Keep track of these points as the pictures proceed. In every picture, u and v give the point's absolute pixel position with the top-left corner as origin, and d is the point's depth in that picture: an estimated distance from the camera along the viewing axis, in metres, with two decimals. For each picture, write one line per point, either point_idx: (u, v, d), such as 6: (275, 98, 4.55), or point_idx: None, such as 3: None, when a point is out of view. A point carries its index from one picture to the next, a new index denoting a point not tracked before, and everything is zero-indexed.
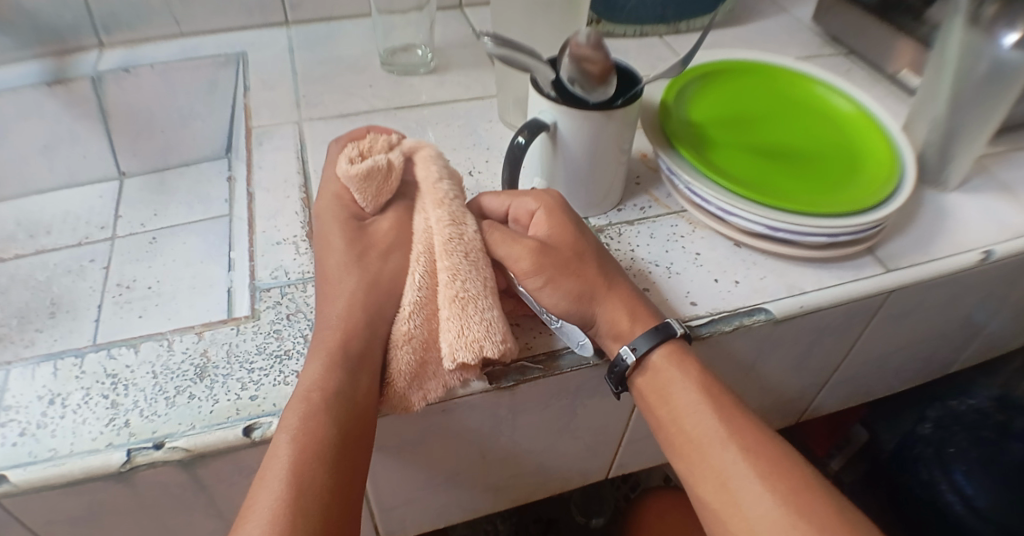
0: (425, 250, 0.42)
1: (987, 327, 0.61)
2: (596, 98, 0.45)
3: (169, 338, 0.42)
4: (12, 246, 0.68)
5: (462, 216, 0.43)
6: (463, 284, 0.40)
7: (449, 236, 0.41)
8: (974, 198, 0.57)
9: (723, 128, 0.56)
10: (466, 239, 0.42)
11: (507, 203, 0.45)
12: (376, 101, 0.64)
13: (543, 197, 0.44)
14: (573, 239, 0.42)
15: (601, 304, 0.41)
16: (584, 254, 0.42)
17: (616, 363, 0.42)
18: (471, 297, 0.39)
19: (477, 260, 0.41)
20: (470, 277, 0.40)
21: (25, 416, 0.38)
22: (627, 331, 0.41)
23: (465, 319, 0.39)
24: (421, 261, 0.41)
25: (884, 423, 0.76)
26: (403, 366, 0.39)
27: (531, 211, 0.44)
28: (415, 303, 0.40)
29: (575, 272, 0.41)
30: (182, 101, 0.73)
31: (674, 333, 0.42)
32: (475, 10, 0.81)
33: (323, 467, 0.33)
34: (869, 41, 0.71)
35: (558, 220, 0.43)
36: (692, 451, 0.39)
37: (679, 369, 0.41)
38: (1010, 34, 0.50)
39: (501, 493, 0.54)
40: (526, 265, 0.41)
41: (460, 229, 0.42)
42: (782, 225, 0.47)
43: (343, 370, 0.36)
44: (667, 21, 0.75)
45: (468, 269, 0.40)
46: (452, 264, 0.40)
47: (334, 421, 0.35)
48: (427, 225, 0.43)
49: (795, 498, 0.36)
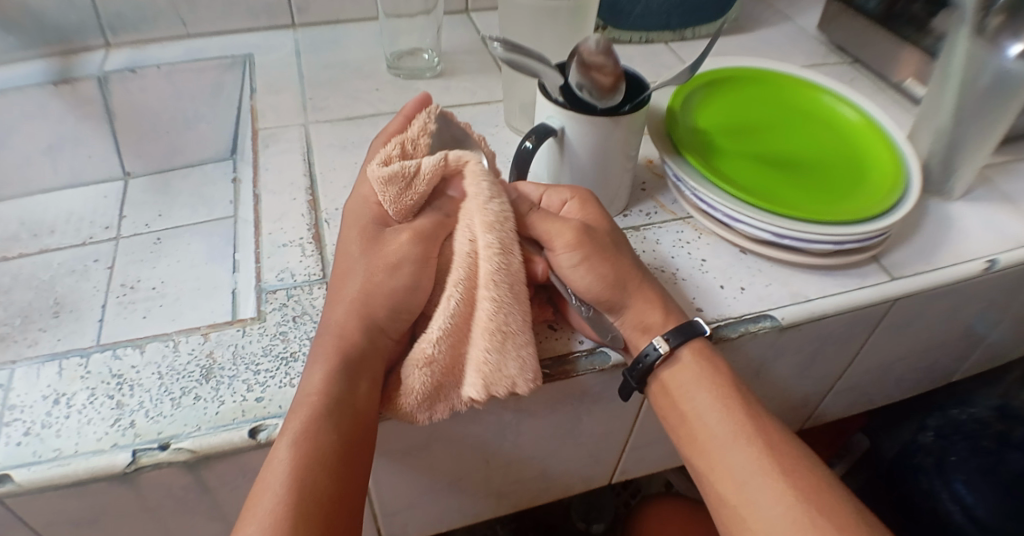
0: (466, 277, 0.39)
1: (988, 338, 0.61)
2: (604, 104, 0.45)
3: (175, 339, 0.42)
4: (15, 245, 0.68)
5: (511, 245, 0.40)
6: (505, 318, 0.39)
7: (497, 267, 0.39)
8: (976, 207, 0.57)
9: (729, 136, 0.57)
10: (512, 270, 0.39)
11: (540, 190, 0.44)
12: (382, 105, 0.65)
13: (576, 189, 0.45)
14: (607, 225, 0.44)
15: (632, 296, 0.42)
16: (618, 242, 0.43)
17: (646, 353, 0.41)
18: (511, 332, 0.39)
19: (520, 292, 0.40)
20: (511, 310, 0.39)
21: (30, 415, 0.38)
22: (657, 325, 0.42)
23: (503, 354, 0.39)
24: (458, 288, 0.39)
25: (886, 432, 0.76)
26: (417, 386, 0.38)
27: (564, 200, 0.44)
28: (445, 329, 0.39)
29: (612, 258, 0.42)
30: (188, 103, 0.73)
31: (701, 332, 0.42)
32: (481, 15, 0.81)
33: (323, 471, 0.33)
34: (874, 51, 0.72)
35: (594, 210, 0.44)
36: (714, 449, 0.39)
37: (704, 365, 0.41)
38: (1015, 45, 0.50)
39: (503, 498, 0.53)
40: (565, 240, 0.41)
41: (508, 259, 0.39)
42: (788, 232, 0.47)
43: (342, 374, 0.36)
44: (672, 28, 0.75)
45: (511, 303, 0.39)
46: (497, 295, 0.39)
47: (334, 426, 0.34)
48: (471, 246, 0.40)
49: (812, 497, 0.36)
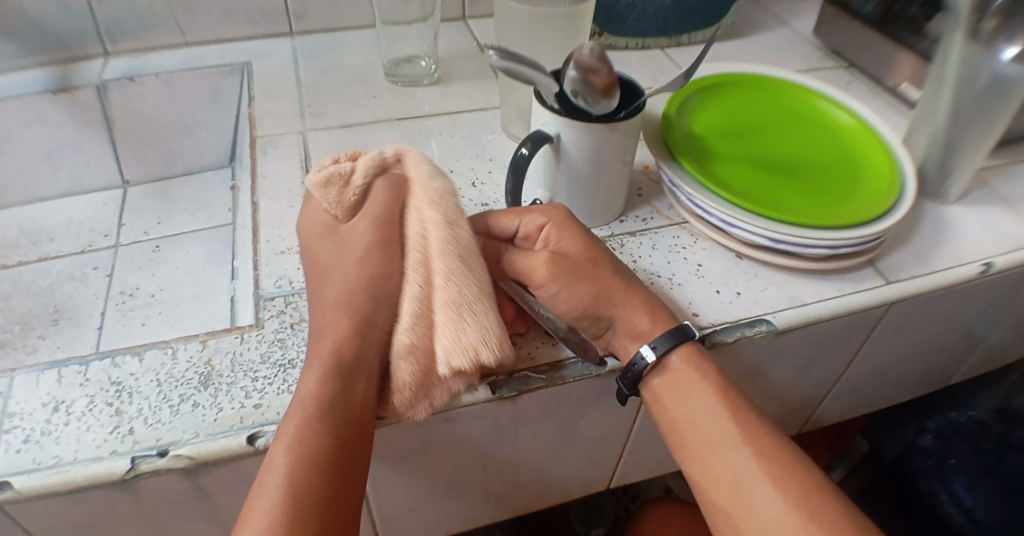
0: (421, 259, 0.40)
1: (987, 339, 0.61)
2: (599, 109, 0.46)
3: (173, 346, 0.42)
4: (15, 253, 0.68)
5: (456, 217, 0.41)
6: (459, 289, 0.39)
7: (445, 238, 0.40)
8: (973, 210, 0.57)
9: (724, 141, 0.57)
10: (461, 241, 0.41)
11: (516, 222, 0.44)
12: (380, 112, 0.65)
13: (550, 211, 0.44)
14: (583, 246, 0.43)
15: (619, 306, 0.42)
16: (597, 259, 0.43)
17: (633, 362, 0.42)
18: (466, 301, 0.38)
19: (472, 263, 0.40)
20: (463, 280, 0.39)
21: (30, 422, 0.38)
22: (647, 331, 0.42)
23: (460, 324, 0.38)
24: (419, 270, 0.40)
25: (884, 432, 0.76)
26: (406, 379, 0.38)
27: (541, 225, 0.44)
28: (414, 315, 0.39)
29: (591, 276, 0.42)
30: (187, 110, 0.74)
31: (692, 336, 0.42)
32: (478, 21, 0.82)
33: (319, 474, 0.33)
34: (869, 55, 0.72)
35: (569, 232, 0.43)
36: (708, 454, 0.39)
37: (696, 370, 0.41)
38: (1010, 48, 0.51)
39: (501, 503, 0.53)
40: (541, 274, 0.41)
41: (455, 231, 0.41)
42: (783, 237, 0.47)
43: (339, 376, 0.36)
44: (669, 34, 0.76)
45: (462, 271, 0.39)
46: (446, 266, 0.39)
47: (331, 429, 0.35)
48: (422, 228, 0.41)
49: (807, 501, 0.36)
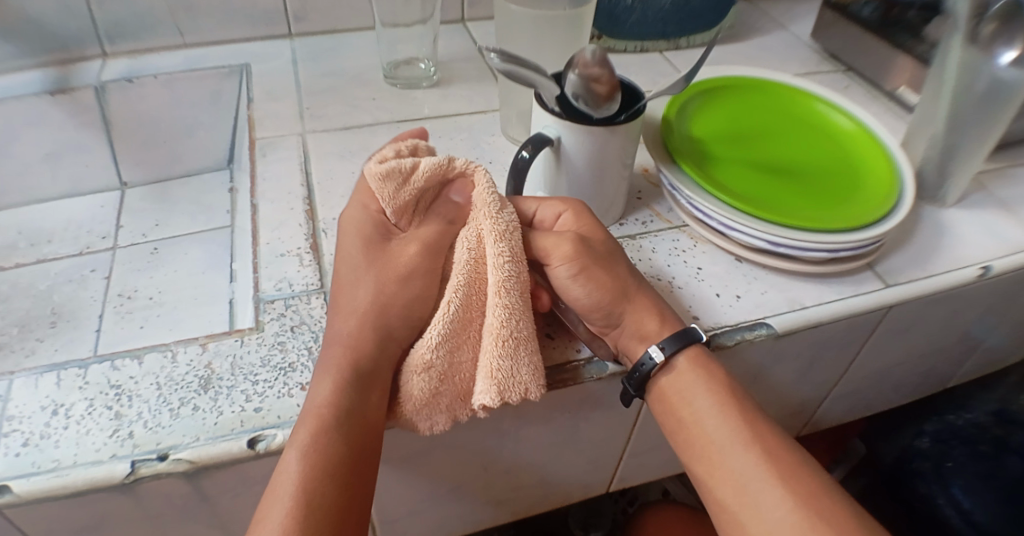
0: (466, 283, 0.40)
1: (984, 343, 0.62)
2: (600, 113, 0.46)
3: (173, 349, 0.42)
4: (13, 254, 0.68)
5: (521, 253, 0.41)
6: (517, 326, 0.39)
7: (507, 274, 0.40)
8: (972, 213, 0.58)
9: (724, 144, 0.57)
10: (522, 275, 0.40)
11: (534, 206, 0.45)
12: (380, 115, 0.65)
13: (569, 202, 0.45)
14: (603, 235, 0.44)
15: (630, 304, 0.42)
16: (613, 252, 0.43)
17: (643, 362, 0.42)
18: (523, 339, 0.39)
19: (526, 299, 0.40)
20: (523, 318, 0.40)
21: (29, 426, 0.38)
22: (653, 332, 0.42)
23: (516, 361, 0.39)
24: (458, 292, 0.40)
25: (883, 438, 0.75)
26: (416, 392, 0.38)
27: (558, 213, 0.44)
28: (443, 335, 0.39)
29: (610, 265, 0.42)
30: (186, 112, 0.73)
31: (698, 339, 0.42)
32: (477, 24, 0.82)
33: (333, 483, 0.34)
34: (867, 59, 0.73)
35: (588, 221, 0.44)
36: (712, 454, 0.39)
37: (704, 372, 0.41)
38: (1008, 52, 0.51)
39: (502, 506, 0.53)
40: (566, 250, 0.41)
41: (517, 267, 0.40)
42: (782, 240, 0.47)
43: (354, 387, 0.36)
44: (668, 37, 0.76)
45: (521, 311, 0.40)
46: (507, 302, 0.39)
47: (343, 439, 0.34)
48: (478, 254, 0.41)
49: (812, 502, 0.36)
